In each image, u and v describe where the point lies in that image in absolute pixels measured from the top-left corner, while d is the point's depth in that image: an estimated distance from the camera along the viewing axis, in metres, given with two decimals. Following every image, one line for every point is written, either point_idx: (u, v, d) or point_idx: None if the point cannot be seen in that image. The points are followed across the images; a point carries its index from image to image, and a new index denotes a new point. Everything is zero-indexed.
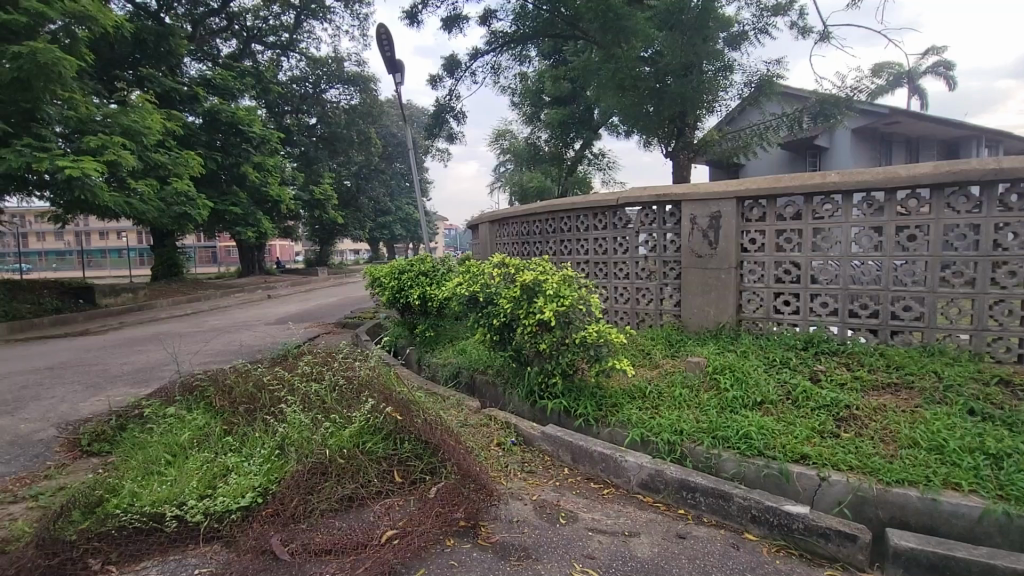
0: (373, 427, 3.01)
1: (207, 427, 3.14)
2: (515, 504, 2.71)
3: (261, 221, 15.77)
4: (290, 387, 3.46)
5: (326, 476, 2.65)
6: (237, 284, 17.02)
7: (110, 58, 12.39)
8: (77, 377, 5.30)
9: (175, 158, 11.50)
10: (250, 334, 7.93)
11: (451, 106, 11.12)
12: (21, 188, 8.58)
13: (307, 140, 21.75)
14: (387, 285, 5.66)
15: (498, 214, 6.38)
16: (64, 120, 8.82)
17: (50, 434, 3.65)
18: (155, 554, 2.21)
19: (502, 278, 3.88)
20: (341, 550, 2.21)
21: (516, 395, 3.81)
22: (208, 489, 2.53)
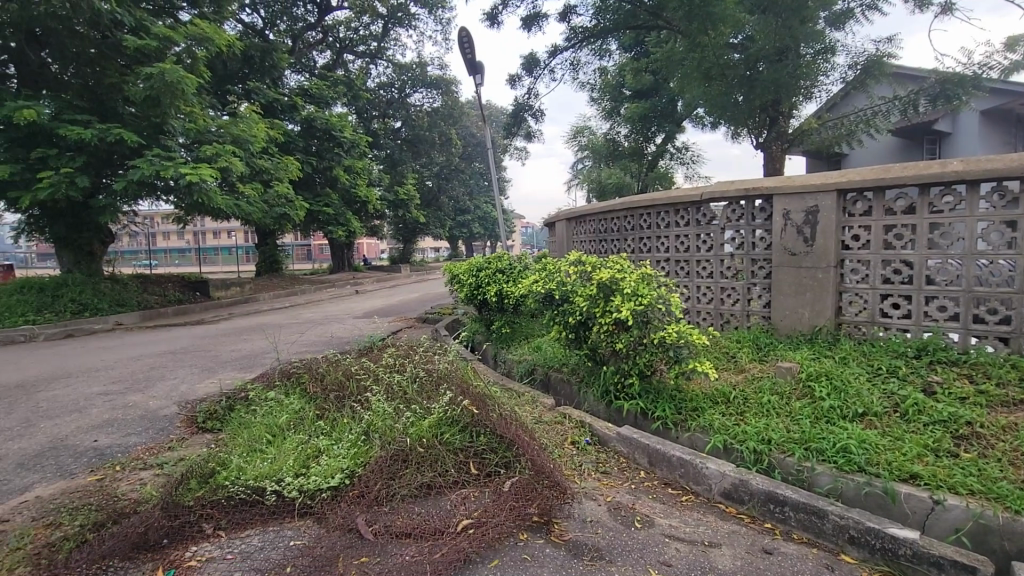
0: (451, 418, 3.11)
1: (302, 411, 3.41)
2: (589, 504, 2.68)
3: (351, 221, 16.77)
4: (375, 378, 3.66)
5: (406, 463, 2.78)
6: (328, 280, 18.25)
7: (223, 74, 13.66)
8: (194, 361, 5.94)
9: (277, 164, 12.56)
10: (339, 327, 8.47)
11: (529, 105, 11.18)
12: (151, 194, 9.62)
13: (393, 142, 22.82)
14: (465, 282, 5.80)
15: (575, 211, 6.33)
16: (186, 132, 9.90)
17: (172, 410, 4.12)
18: (257, 523, 2.43)
19: (578, 275, 3.83)
20: (420, 534, 2.30)
21: (591, 394, 3.76)
22: (302, 468, 2.74)
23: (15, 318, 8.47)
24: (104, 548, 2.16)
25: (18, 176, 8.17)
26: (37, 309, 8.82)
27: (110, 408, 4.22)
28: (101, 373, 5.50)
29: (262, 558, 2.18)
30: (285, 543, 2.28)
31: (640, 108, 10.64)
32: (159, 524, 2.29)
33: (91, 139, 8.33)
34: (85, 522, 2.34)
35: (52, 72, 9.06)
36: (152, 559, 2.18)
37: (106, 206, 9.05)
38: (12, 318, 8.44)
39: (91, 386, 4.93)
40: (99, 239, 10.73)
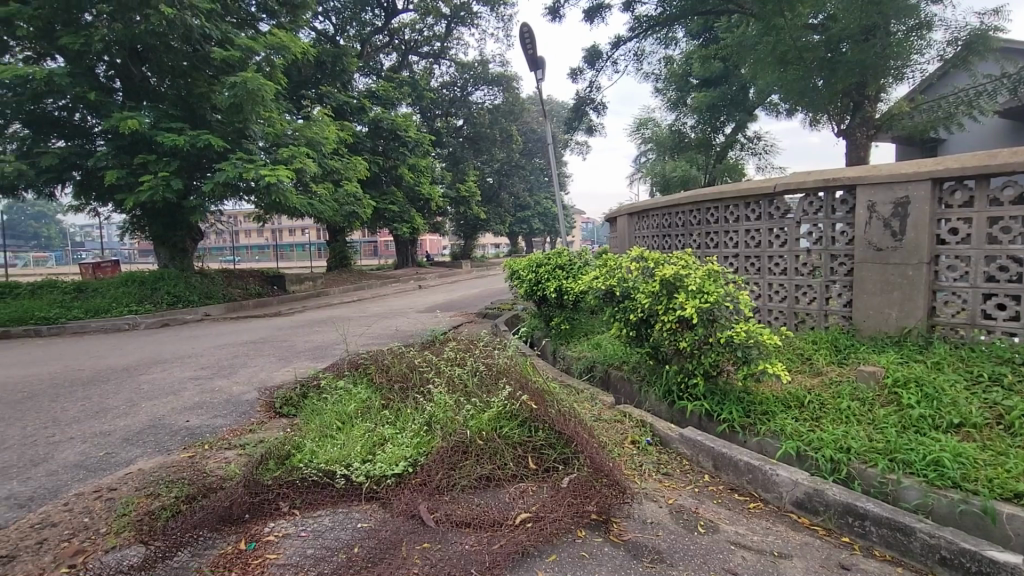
0: (510, 412, 3.15)
1: (369, 400, 3.56)
2: (649, 505, 2.62)
3: (414, 218, 17.29)
4: (437, 371, 3.76)
5: (466, 454, 2.84)
6: (394, 275, 18.93)
7: (299, 80, 14.46)
8: (272, 350, 6.35)
9: (347, 163, 13.16)
10: (403, 320, 8.77)
11: (591, 98, 11.03)
12: (235, 195, 10.36)
13: (455, 141, 23.26)
14: (525, 277, 5.82)
15: (638, 206, 6.18)
16: (265, 136, 10.56)
17: (252, 396, 4.44)
18: (327, 504, 2.56)
19: (640, 272, 3.74)
20: (479, 525, 2.34)
21: (653, 394, 3.67)
22: (369, 455, 2.87)
23: (121, 308, 9.41)
24: (195, 518, 2.36)
25: (123, 181, 9.06)
26: (139, 301, 9.76)
27: (200, 391, 4.60)
28: (192, 359, 6.00)
29: (332, 538, 2.29)
30: (353, 525, 2.39)
31: (708, 97, 10.19)
32: (241, 499, 2.47)
33: (184, 145, 9.09)
34: (179, 493, 2.57)
35: (151, 85, 9.96)
36: (235, 532, 2.35)
37: (196, 206, 9.84)
38: (118, 308, 9.38)
39: (183, 371, 5.40)
40: (190, 236, 11.70)
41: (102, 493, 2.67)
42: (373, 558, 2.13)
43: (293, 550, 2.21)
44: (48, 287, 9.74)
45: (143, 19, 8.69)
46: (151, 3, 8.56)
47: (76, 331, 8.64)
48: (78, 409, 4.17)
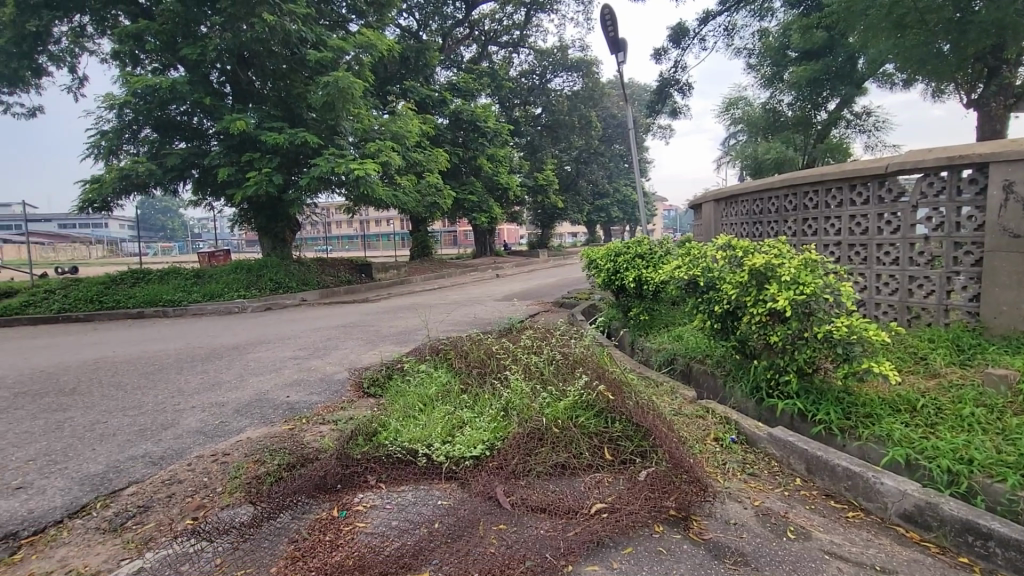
0: (586, 402, 3.14)
1: (449, 384, 3.69)
2: (733, 505, 2.50)
3: (493, 208, 17.51)
4: (514, 360, 3.82)
5: (542, 441, 2.87)
6: (473, 264, 19.37)
7: (385, 76, 15.12)
8: (359, 334, 6.76)
9: (429, 156, 13.61)
10: (481, 308, 8.96)
11: (675, 79, 10.54)
12: (328, 188, 11.06)
13: (533, 129, 23.20)
14: (603, 266, 5.73)
15: (725, 191, 5.85)
16: (355, 132, 11.17)
17: (343, 375, 4.77)
18: (410, 479, 2.70)
19: (727, 260, 3.55)
20: (555, 511, 2.36)
21: (738, 390, 3.49)
22: (449, 436, 2.98)
23: (232, 293, 10.43)
24: (294, 485, 2.58)
25: (233, 177, 9.97)
26: (246, 287, 10.76)
27: (298, 370, 5.00)
28: (290, 341, 6.53)
29: (415, 512, 2.41)
30: (433, 501, 2.49)
31: (810, 71, 9.29)
32: (334, 470, 2.67)
33: (285, 142, 9.85)
34: (281, 462, 2.83)
35: (256, 88, 10.85)
36: (328, 499, 2.54)
37: (295, 199, 10.63)
38: (229, 293, 10.40)
39: (283, 351, 5.90)
40: (289, 227, 12.68)
41: (218, 457, 3.00)
42: (452, 534, 2.21)
43: (379, 520, 2.35)
44: (173, 273, 10.88)
45: (249, 27, 9.46)
46: (256, 12, 9.31)
47: (196, 313, 9.69)
48: (197, 382, 4.68)
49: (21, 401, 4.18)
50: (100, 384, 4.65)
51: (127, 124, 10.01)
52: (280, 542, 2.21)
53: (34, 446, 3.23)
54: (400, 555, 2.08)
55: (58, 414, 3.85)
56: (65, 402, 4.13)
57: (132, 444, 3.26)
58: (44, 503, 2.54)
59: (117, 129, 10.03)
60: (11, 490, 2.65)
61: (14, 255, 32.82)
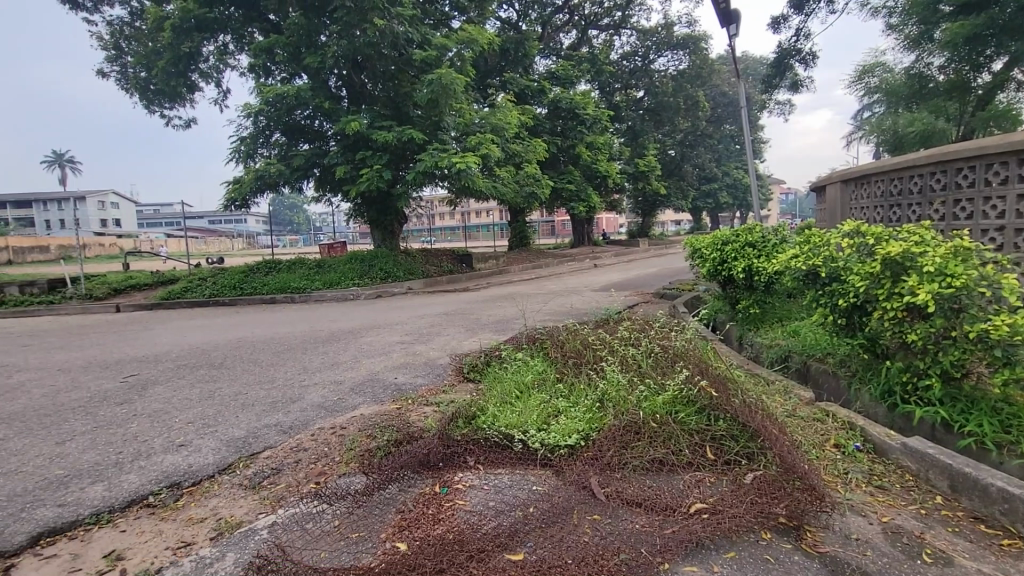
0: (687, 398, 3.03)
1: (544, 372, 3.74)
2: (855, 519, 2.26)
3: (592, 196, 17.24)
4: (611, 351, 3.78)
5: (638, 435, 2.80)
6: (570, 254, 19.24)
7: (485, 70, 15.48)
8: (460, 322, 7.04)
9: (527, 146, 13.74)
10: (579, 298, 8.90)
11: (797, 49, 9.58)
12: (432, 182, 11.60)
13: (635, 113, 22.41)
14: (708, 256, 5.43)
15: (855, 172, 5.23)
16: (457, 126, 11.55)
17: (445, 361, 5.01)
18: (507, 463, 2.77)
19: (855, 249, 3.19)
20: (651, 507, 2.30)
21: (865, 392, 3.14)
22: (544, 424, 3.01)
23: (348, 282, 11.38)
24: (401, 459, 2.77)
25: (349, 174, 10.82)
26: (360, 276, 11.67)
27: (404, 354, 5.35)
28: (399, 326, 6.99)
29: (511, 495, 2.48)
30: (528, 486, 2.54)
31: (966, 27, 7.73)
32: (436, 449, 2.82)
33: (394, 140, 10.48)
34: (390, 438, 3.04)
35: (368, 90, 11.64)
36: (431, 476, 2.70)
37: (402, 194, 11.28)
38: (345, 282, 11.36)
39: (392, 336, 6.33)
40: (398, 220, 13.50)
41: (336, 429, 3.31)
42: (546, 520, 2.24)
43: (477, 499, 2.45)
44: (299, 263, 12.10)
45: (362, 32, 10.15)
46: (368, 17, 9.94)
47: (318, 299, 10.71)
48: (318, 361, 5.19)
49: (181, 371, 4.92)
50: (241, 360, 5.33)
51: (262, 130, 11.25)
52: (388, 512, 2.39)
53: (191, 411, 3.79)
54: (496, 534, 2.15)
55: (209, 384, 4.48)
56: (214, 374, 4.79)
57: (266, 413, 3.70)
58: (199, 459, 2.98)
59: (253, 134, 11.29)
60: (174, 447, 3.14)
61: (177, 248, 38.42)
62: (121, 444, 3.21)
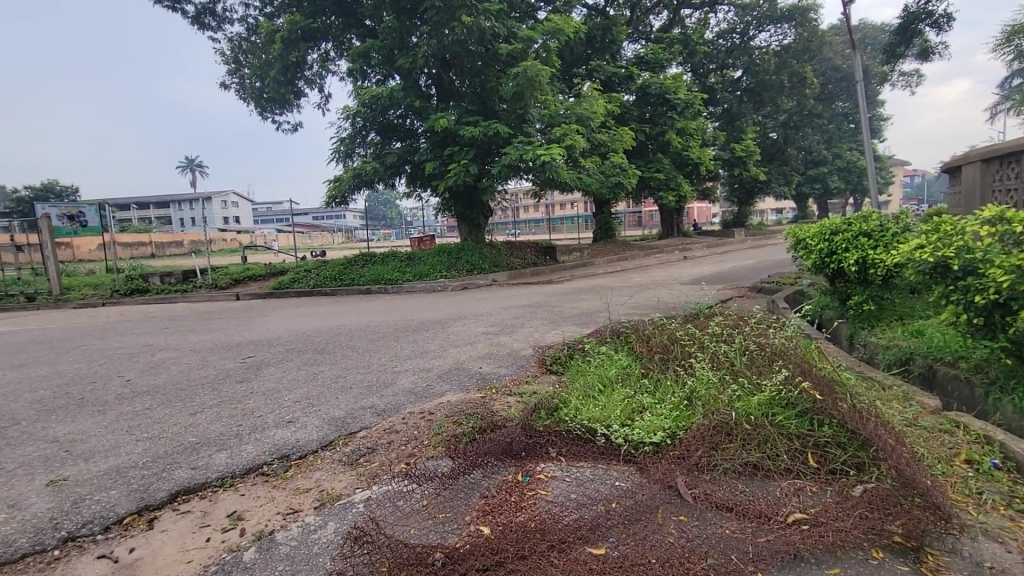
0: (785, 400, 2.82)
1: (629, 367, 3.64)
2: (989, 544, 1.98)
3: (682, 185, 16.46)
4: (701, 347, 3.61)
5: (730, 437, 2.65)
6: (658, 246, 18.54)
7: (571, 59, 15.31)
8: (543, 314, 7.05)
9: (614, 135, 13.36)
10: (667, 292, 8.56)
11: (928, 11, 8.43)
12: (517, 174, 11.69)
13: (732, 95, 21.03)
14: (814, 247, 4.98)
15: (999, 150, 4.54)
16: (541, 118, 11.52)
17: (528, 352, 5.04)
18: (589, 457, 2.73)
19: (997, 239, 2.77)
20: (743, 512, 2.17)
21: (1007, 404, 2.74)
22: (628, 419, 2.94)
23: (436, 274, 11.84)
24: (486, 446, 2.84)
25: (438, 170, 11.21)
26: (448, 268, 12.08)
27: (489, 344, 5.47)
28: (484, 317, 7.16)
29: (593, 489, 2.45)
30: (611, 482, 2.49)
31: None
32: (519, 439, 2.86)
33: (480, 135, 10.69)
34: (475, 425, 3.14)
35: (456, 86, 11.96)
36: (514, 465, 2.73)
37: (488, 187, 11.50)
38: (434, 274, 11.83)
39: (477, 326, 6.49)
40: (483, 213, 13.78)
41: (425, 414, 3.47)
42: (629, 517, 2.19)
43: (559, 491, 2.45)
44: (392, 255, 12.78)
45: (450, 30, 10.43)
46: (456, 15, 10.18)
47: (409, 291, 11.25)
48: (409, 349, 5.45)
49: (289, 355, 5.40)
50: (341, 346, 5.74)
51: (359, 131, 11.97)
52: (473, 495, 2.46)
53: (298, 390, 4.16)
54: (577, 526, 2.14)
55: (313, 367, 4.88)
56: (318, 358, 5.20)
57: (362, 396, 3.96)
58: (305, 435, 3.26)
59: (352, 135, 12.04)
60: (284, 422, 3.47)
61: (287, 243, 42.16)
62: (241, 417, 3.60)
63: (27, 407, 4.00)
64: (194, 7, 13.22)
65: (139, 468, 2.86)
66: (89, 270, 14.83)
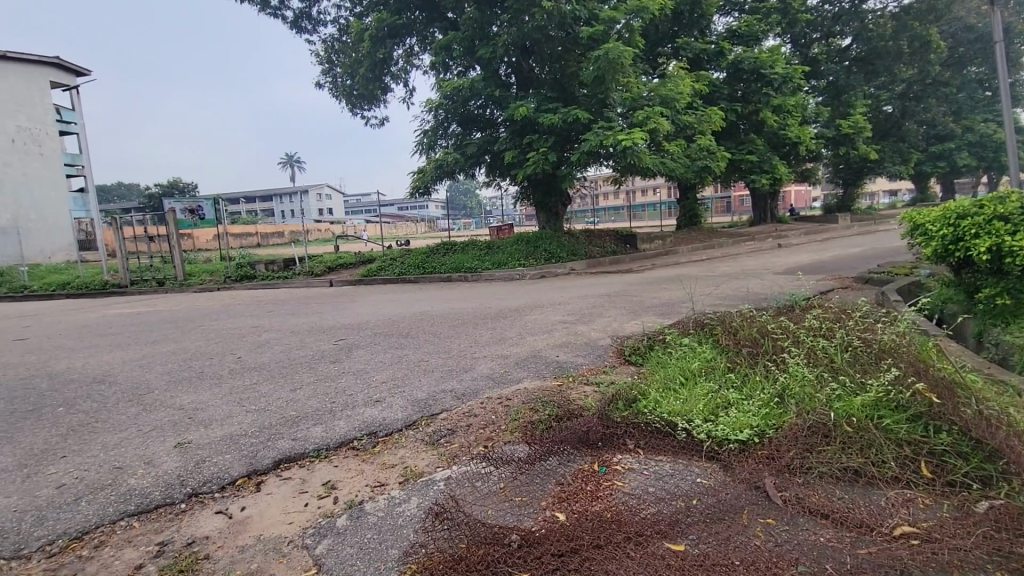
0: (895, 402, 2.56)
1: (714, 360, 3.47)
2: None
3: (777, 167, 15.28)
4: (796, 343, 3.36)
5: (828, 439, 2.45)
6: (750, 233, 17.41)
7: (656, 37, 14.68)
8: (623, 304, 6.90)
9: (702, 116, 12.63)
10: (757, 282, 8.02)
11: None
12: (596, 160, 11.46)
13: (838, 66, 19.12)
14: (935, 233, 4.42)
15: None
16: (623, 102, 11.19)
17: (606, 342, 4.96)
18: (670, 451, 2.64)
19: None
20: (841, 520, 2.00)
21: None
22: (712, 414, 2.81)
23: (515, 262, 11.97)
24: (562, 435, 2.84)
25: (517, 158, 11.28)
26: (526, 256, 12.18)
27: (566, 333, 5.45)
28: (561, 306, 7.13)
29: (672, 484, 2.37)
30: (692, 478, 2.40)
31: None
32: (596, 429, 2.83)
33: (559, 121, 10.59)
34: (551, 413, 3.15)
35: (536, 74, 11.91)
36: (590, 454, 2.70)
37: (566, 174, 11.40)
38: (513, 262, 11.96)
39: (555, 315, 6.48)
40: (562, 202, 13.68)
41: (503, 400, 3.53)
42: (711, 515, 2.11)
43: (636, 483, 2.39)
44: (472, 244, 13.08)
45: (531, 17, 10.40)
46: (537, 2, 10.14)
47: (488, 278, 11.48)
48: (487, 336, 5.58)
49: (377, 338, 5.72)
50: (424, 331, 5.99)
51: (441, 122, 12.32)
52: (549, 482, 2.47)
53: (385, 372, 4.41)
54: (656, 521, 2.09)
55: (398, 350, 5.14)
56: (403, 342, 5.46)
57: (443, 379, 4.12)
58: (391, 414, 3.45)
59: (434, 127, 12.43)
60: (372, 401, 3.69)
61: (376, 233, 44.53)
62: (334, 395, 3.89)
63: (160, 377, 4.58)
64: (293, 12, 14.20)
65: (249, 437, 3.18)
66: (207, 258, 16.62)
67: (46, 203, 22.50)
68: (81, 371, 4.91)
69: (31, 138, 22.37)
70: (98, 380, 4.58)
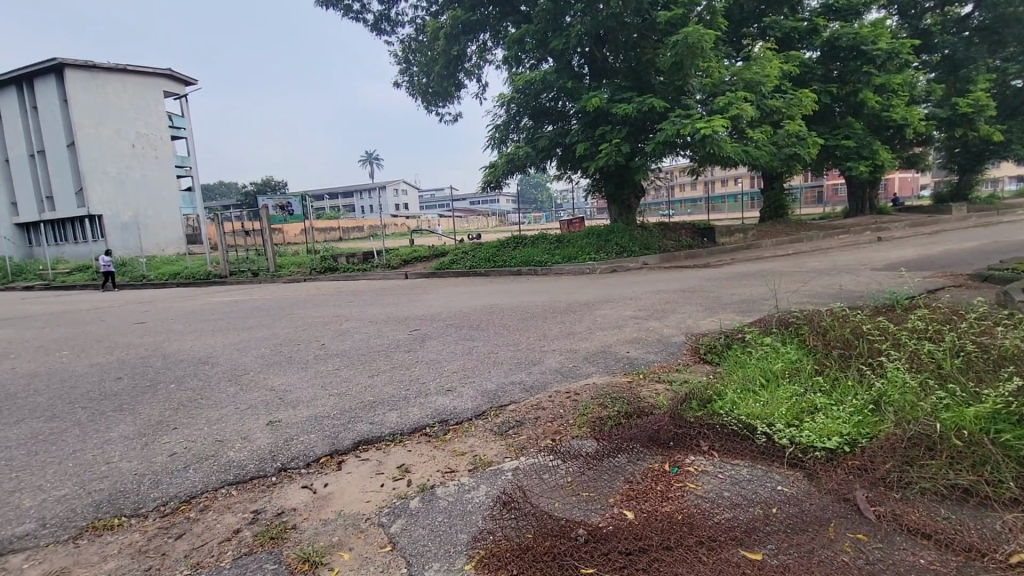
0: (1016, 416, 2.27)
1: (800, 361, 3.23)
2: None
3: (878, 152, 13.93)
4: (896, 348, 3.06)
5: (932, 452, 2.21)
6: (844, 225, 16.07)
7: (741, 17, 13.86)
8: (699, 300, 6.61)
9: (791, 99, 11.74)
10: (851, 279, 7.38)
11: None
12: (672, 150, 11.05)
13: (956, 37, 17.05)
14: None
15: None
16: (703, 88, 10.69)
17: (680, 339, 4.79)
18: (747, 455, 2.50)
19: None
20: (947, 542, 1.81)
21: None
22: (796, 420, 2.63)
23: (585, 256, 11.83)
24: (632, 432, 2.77)
25: (589, 150, 11.13)
26: (596, 250, 12.01)
27: (637, 329, 5.33)
28: (633, 301, 6.95)
29: (749, 490, 2.24)
30: (771, 485, 2.26)
31: None
32: (667, 428, 2.74)
33: (634, 111, 10.30)
34: (620, 410, 3.09)
35: (610, 63, 11.66)
36: (661, 453, 2.62)
37: (640, 166, 11.09)
38: (583, 256, 11.82)
39: (626, 310, 6.34)
40: (635, 194, 13.33)
41: (571, 394, 3.52)
42: (793, 526, 1.97)
43: (711, 487, 2.29)
44: (542, 238, 13.08)
45: (605, 5, 10.22)
46: None
47: (558, 272, 11.44)
48: (557, 330, 5.56)
49: (448, 330, 5.88)
50: (494, 324, 6.08)
51: (513, 116, 12.40)
52: (617, 480, 2.43)
53: (456, 362, 4.53)
54: (731, 527, 1.99)
55: (469, 341, 5.26)
56: (473, 334, 5.58)
57: (512, 371, 4.17)
58: (461, 403, 3.54)
59: (506, 122, 12.55)
60: (443, 390, 3.81)
61: (449, 227, 45.62)
62: (408, 382, 4.06)
63: (255, 360, 5.01)
64: (373, 15, 14.84)
65: (332, 419, 3.39)
66: (296, 250, 17.87)
67: (158, 201, 25.16)
68: (189, 352, 5.47)
69: (147, 143, 25.03)
70: (203, 361, 5.08)
